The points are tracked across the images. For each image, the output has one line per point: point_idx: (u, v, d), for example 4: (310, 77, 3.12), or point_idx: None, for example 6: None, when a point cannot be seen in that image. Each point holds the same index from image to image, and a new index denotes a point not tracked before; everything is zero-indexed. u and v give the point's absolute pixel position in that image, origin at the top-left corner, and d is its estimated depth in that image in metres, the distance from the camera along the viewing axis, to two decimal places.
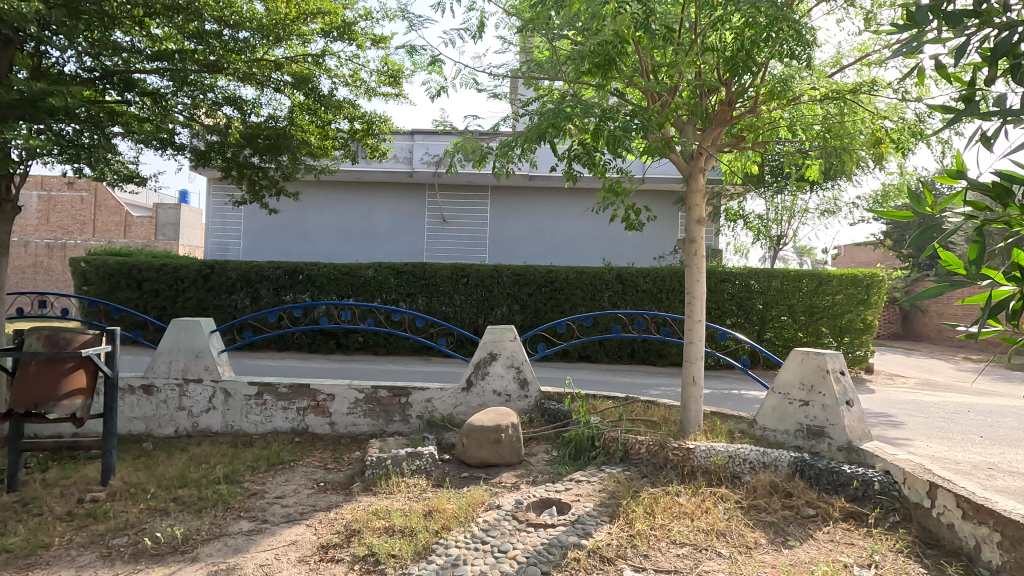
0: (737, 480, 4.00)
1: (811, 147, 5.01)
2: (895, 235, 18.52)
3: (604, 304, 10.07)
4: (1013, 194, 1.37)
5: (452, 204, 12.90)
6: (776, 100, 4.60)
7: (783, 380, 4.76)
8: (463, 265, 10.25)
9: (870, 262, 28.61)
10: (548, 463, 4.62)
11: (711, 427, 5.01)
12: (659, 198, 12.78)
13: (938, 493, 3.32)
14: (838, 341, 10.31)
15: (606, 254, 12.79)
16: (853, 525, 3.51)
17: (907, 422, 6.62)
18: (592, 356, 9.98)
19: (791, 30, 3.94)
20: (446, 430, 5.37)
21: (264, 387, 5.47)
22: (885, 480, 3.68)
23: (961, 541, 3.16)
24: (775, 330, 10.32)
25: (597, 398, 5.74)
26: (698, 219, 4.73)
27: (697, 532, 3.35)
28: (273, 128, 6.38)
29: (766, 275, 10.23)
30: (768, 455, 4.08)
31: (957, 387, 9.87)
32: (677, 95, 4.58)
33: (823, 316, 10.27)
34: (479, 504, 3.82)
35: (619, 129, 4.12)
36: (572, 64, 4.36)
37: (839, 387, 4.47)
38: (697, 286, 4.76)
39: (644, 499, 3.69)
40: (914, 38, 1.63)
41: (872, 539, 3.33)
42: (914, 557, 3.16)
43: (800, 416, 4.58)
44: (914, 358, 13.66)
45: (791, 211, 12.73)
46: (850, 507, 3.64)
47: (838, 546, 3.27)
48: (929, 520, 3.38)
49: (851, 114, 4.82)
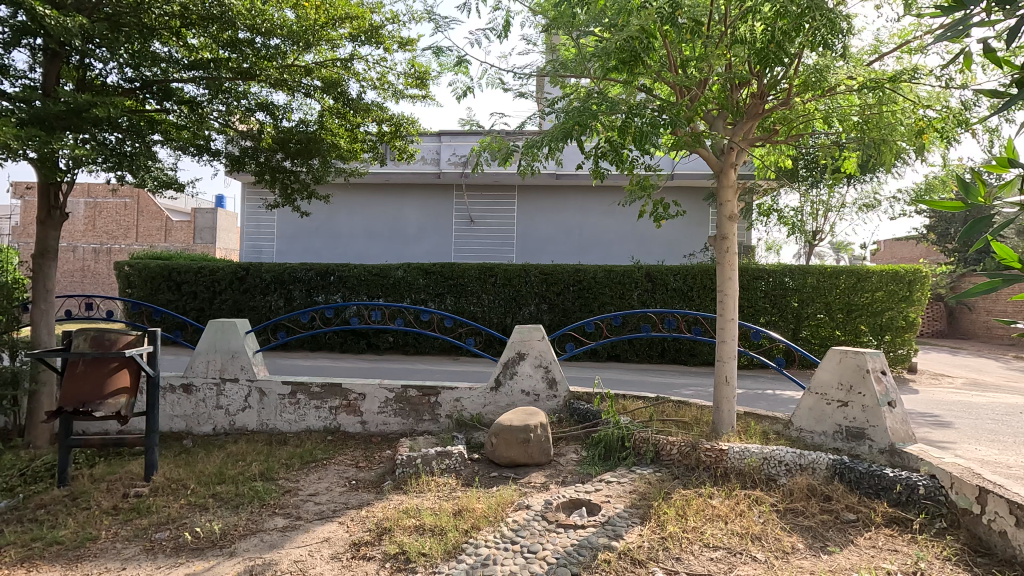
0: (773, 482, 3.90)
1: (848, 139, 4.83)
2: (939, 229, 17.79)
3: (633, 303, 9.95)
4: None
5: (480, 205, 12.95)
6: (811, 92, 4.45)
7: (821, 380, 4.62)
8: (491, 265, 10.28)
9: (912, 257, 27.59)
10: (577, 463, 4.58)
11: (745, 428, 4.89)
12: (689, 195, 12.57)
13: (989, 499, 3.16)
14: (878, 340, 9.95)
15: (635, 253, 12.67)
16: (896, 531, 3.38)
17: (954, 425, 6.33)
18: (621, 356, 9.90)
19: (825, 20, 3.80)
20: (475, 430, 5.39)
21: (297, 386, 5.59)
22: (930, 484, 3.53)
23: (1015, 550, 2.99)
24: (811, 328, 10.04)
25: (627, 399, 5.68)
26: (730, 215, 4.62)
27: (732, 536, 3.28)
28: (304, 133, 6.50)
29: (801, 272, 9.98)
30: (805, 457, 3.97)
31: (1007, 387, 9.44)
32: (707, 88, 4.46)
33: (862, 314, 9.94)
34: (508, 504, 3.83)
35: (647, 125, 4.06)
36: (599, 61, 4.29)
37: (880, 388, 4.31)
38: (729, 283, 4.67)
39: (676, 500, 3.64)
40: (960, 21, 1.55)
41: (917, 546, 3.20)
42: (962, 565, 3.02)
43: (839, 417, 4.44)
44: (960, 357, 13.11)
45: (828, 206, 12.36)
46: (894, 512, 3.50)
47: (881, 552, 3.15)
48: (979, 527, 3.22)
49: (891, 103, 4.62)
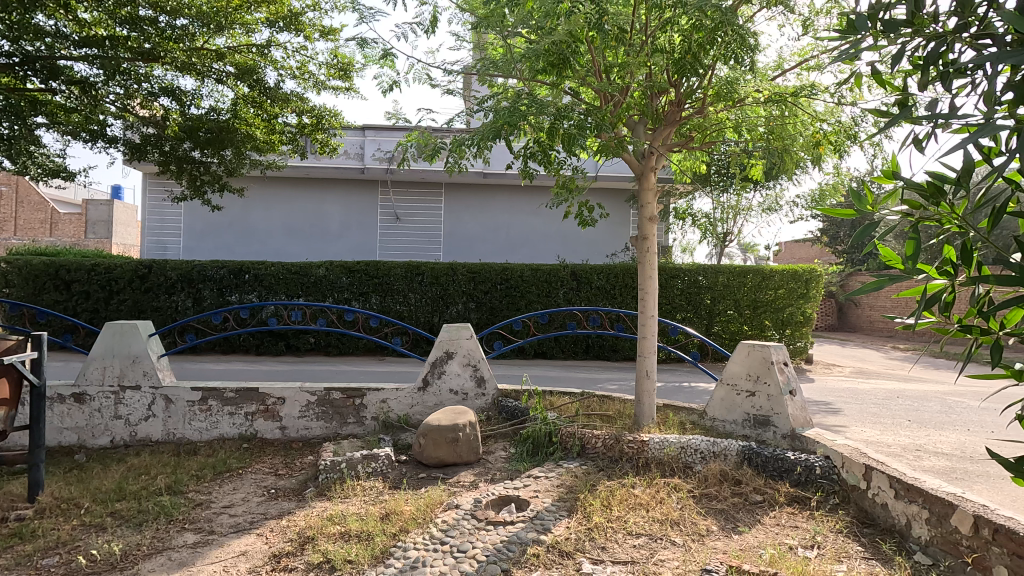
0: (689, 470, 4.12)
1: (754, 148, 5.20)
2: (831, 232, 19.58)
3: (559, 301, 10.16)
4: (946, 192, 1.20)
5: (406, 202, 12.72)
6: (722, 102, 4.73)
7: (731, 372, 4.94)
8: (418, 263, 10.14)
9: (807, 258, 30.19)
10: (506, 460, 4.62)
11: (664, 420, 5.13)
12: (612, 196, 13.02)
13: (873, 475, 3.51)
14: (780, 333, 10.79)
15: (560, 252, 12.96)
16: (797, 508, 3.68)
17: (844, 410, 7.00)
18: (547, 353, 10.09)
19: (735, 35, 4.05)
20: (402, 431, 5.29)
21: (209, 392, 5.23)
22: (825, 465, 3.88)
23: (894, 520, 3.34)
24: (722, 323, 10.71)
25: (554, 395, 5.80)
26: (650, 217, 4.85)
27: (653, 523, 3.44)
28: (216, 121, 6.09)
29: (713, 271, 10.64)
30: (718, 444, 4.23)
31: (887, 374, 10.55)
32: (629, 95, 4.65)
33: (766, 310, 10.74)
34: (437, 505, 3.79)
35: (574, 127, 4.16)
36: (527, 62, 4.33)
37: (783, 378, 4.68)
38: (649, 282, 4.89)
39: (601, 492, 3.76)
40: (852, 44, 1.71)
41: (815, 521, 3.50)
42: (852, 536, 3.33)
43: (747, 406, 4.77)
44: (849, 348, 14.50)
45: (736, 209, 13.26)
46: (795, 491, 3.81)
47: (783, 529, 3.42)
48: (865, 501, 3.58)
49: (792, 116, 5.01)
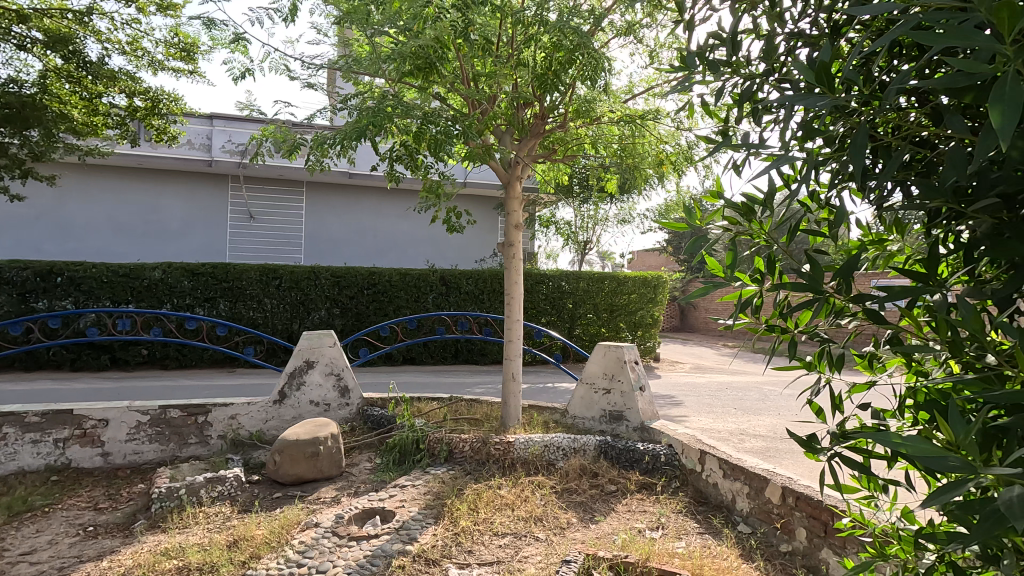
0: (552, 466, 4.31)
1: (609, 163, 5.62)
2: (674, 243, 21.87)
3: (428, 306, 10.08)
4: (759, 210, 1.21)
5: (261, 200, 11.76)
6: (581, 119, 5.05)
7: (589, 371, 5.28)
8: (275, 266, 9.42)
9: (655, 266, 33.38)
10: (371, 471, 4.46)
11: (529, 420, 5.33)
12: (480, 203, 13.24)
13: (706, 458, 3.97)
14: (633, 334, 11.77)
15: (429, 256, 12.87)
16: (645, 494, 4.03)
17: (685, 401, 7.83)
18: (416, 359, 9.94)
19: (591, 58, 4.32)
20: (255, 448, 4.86)
21: (3, 418, 4.36)
22: (668, 452, 4.31)
23: (722, 496, 3.80)
24: (583, 326, 11.41)
25: (422, 401, 5.73)
26: (516, 225, 5.04)
27: (517, 521, 3.54)
28: (16, 96, 5.12)
29: (575, 277, 11.30)
30: (578, 440, 4.48)
31: (719, 368, 12.01)
32: (496, 104, 4.77)
33: (621, 313, 11.65)
34: (294, 525, 3.54)
35: (441, 133, 4.16)
36: (393, 63, 4.24)
37: (633, 375, 5.12)
38: (515, 287, 5.05)
39: (468, 495, 3.78)
40: (685, 78, 1.93)
41: (660, 504, 3.86)
42: (689, 515, 3.72)
43: (603, 403, 5.12)
44: (689, 346, 16.28)
45: (595, 219, 14.25)
46: (643, 479, 4.17)
47: (633, 515, 3.72)
48: (700, 482, 4.03)
49: (641, 137, 5.49)
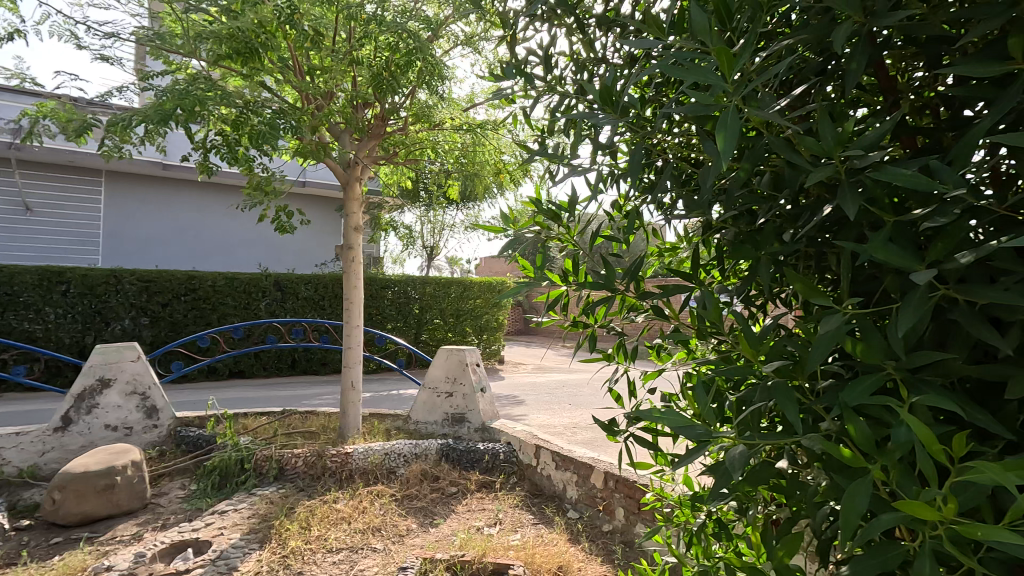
0: (392, 474, 4.22)
1: (451, 169, 5.70)
2: None
3: (260, 313, 9.24)
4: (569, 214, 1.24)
5: (41, 189, 9.83)
6: (422, 124, 5.06)
7: (432, 376, 5.30)
8: (60, 269, 7.93)
9: (501, 272, 34.67)
10: (184, 500, 3.96)
11: (370, 429, 5.18)
12: (320, 204, 12.53)
13: (541, 452, 4.20)
14: (479, 338, 12.11)
15: (261, 259, 11.84)
16: (484, 493, 4.13)
17: (526, 401, 8.23)
18: (246, 372, 9.07)
19: (429, 63, 4.34)
20: (26, 488, 4.03)
21: None
22: (507, 450, 4.49)
23: (555, 487, 4.05)
24: (430, 332, 11.43)
25: (249, 417, 5.25)
26: (355, 227, 5.00)
27: (354, 535, 3.40)
28: None
29: (421, 283, 11.27)
30: (419, 446, 4.46)
31: (557, 368, 12.86)
32: (332, 101, 4.57)
33: (467, 318, 11.87)
34: (78, 572, 2.99)
35: (265, 125, 3.86)
36: (207, 44, 3.83)
37: (475, 377, 5.25)
38: (355, 291, 4.94)
39: (299, 514, 3.54)
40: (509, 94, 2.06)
41: (498, 501, 3.98)
42: (525, 508, 3.90)
43: (446, 406, 5.17)
44: (533, 348, 17.16)
45: (442, 225, 14.37)
46: (483, 478, 4.27)
47: (473, 514, 3.80)
48: (536, 476, 4.25)
49: (482, 145, 5.64)
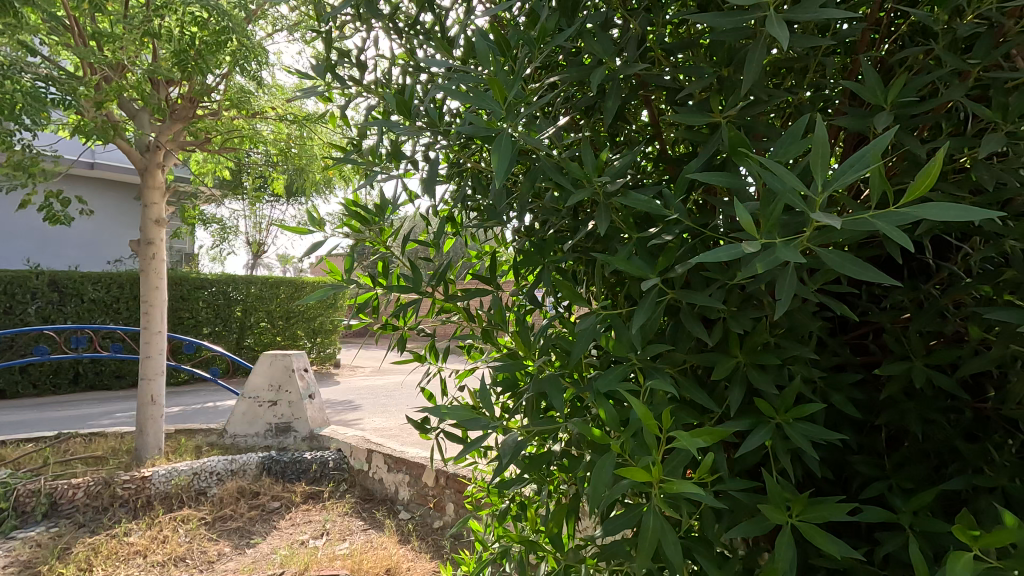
0: (202, 496, 3.81)
1: (274, 161, 5.30)
2: None
3: (29, 319, 7.73)
4: (381, 216, 1.23)
5: None
6: (238, 110, 4.65)
7: (252, 384, 4.91)
8: None
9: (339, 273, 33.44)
10: None
11: (175, 447, 4.67)
12: (115, 191, 10.92)
13: (373, 456, 4.12)
14: (312, 341, 11.69)
15: (33, 255, 10.05)
16: (311, 504, 3.92)
17: (361, 405, 8.10)
18: (9, 392, 7.53)
19: (244, 47, 3.99)
20: None
21: None
22: (337, 457, 4.34)
23: (387, 489, 4.00)
24: (255, 336, 10.81)
25: (10, 446, 4.37)
26: (155, 220, 4.50)
27: (150, 568, 3.01)
28: None
29: (245, 283, 10.66)
30: (236, 462, 4.08)
31: (396, 369, 12.86)
32: (124, 74, 3.97)
33: (298, 320, 11.36)
34: None
35: (26, 95, 3.23)
36: None
37: (302, 383, 4.95)
38: (154, 292, 4.42)
39: (78, 555, 3.04)
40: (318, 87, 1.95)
41: (326, 511, 3.80)
42: (355, 514, 3.79)
43: (269, 416, 4.83)
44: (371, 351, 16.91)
45: None
46: (309, 489, 4.06)
47: (297, 527, 3.59)
48: (367, 480, 4.15)
49: (310, 138, 5.30)
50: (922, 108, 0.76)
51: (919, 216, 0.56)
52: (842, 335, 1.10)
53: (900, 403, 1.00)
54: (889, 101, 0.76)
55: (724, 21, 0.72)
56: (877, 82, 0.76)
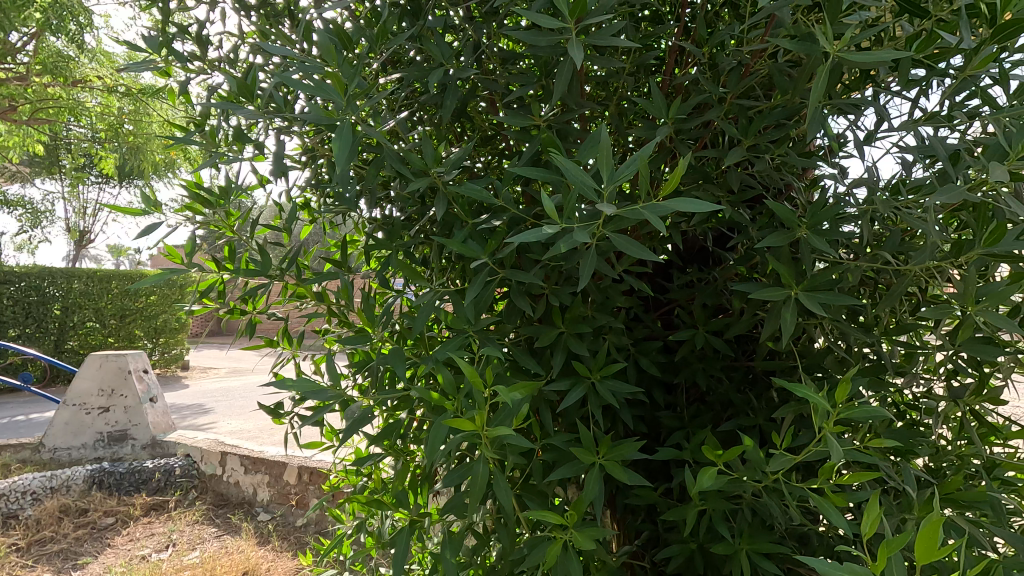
0: (15, 519, 3.45)
1: None
2: None
3: None
4: (230, 201, 1.19)
5: None
6: None
7: (79, 390, 4.68)
8: None
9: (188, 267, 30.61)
10: None
11: None
12: None
13: (228, 459, 3.87)
14: (153, 342, 10.81)
15: None
16: (153, 516, 3.63)
17: (212, 411, 7.72)
18: None
19: None
20: None
21: None
22: (185, 463, 4.04)
23: (244, 493, 3.81)
24: (80, 337, 9.81)
25: None
26: None
27: None
28: None
29: (65, 276, 9.70)
30: (57, 478, 3.73)
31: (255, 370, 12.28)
32: None
33: (135, 318, 10.41)
34: None
35: None
36: None
37: (141, 387, 4.78)
38: None
39: None
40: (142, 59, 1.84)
41: (172, 521, 3.54)
42: (207, 522, 3.56)
43: (101, 425, 4.60)
44: (227, 353, 15.90)
45: None
46: (151, 500, 3.74)
47: (136, 542, 3.31)
48: (221, 485, 3.91)
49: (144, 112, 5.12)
50: (692, 124, 0.95)
51: (671, 208, 0.72)
52: (651, 311, 1.31)
53: (691, 363, 1.22)
54: (668, 116, 0.94)
55: (538, 37, 0.84)
56: (659, 99, 0.93)
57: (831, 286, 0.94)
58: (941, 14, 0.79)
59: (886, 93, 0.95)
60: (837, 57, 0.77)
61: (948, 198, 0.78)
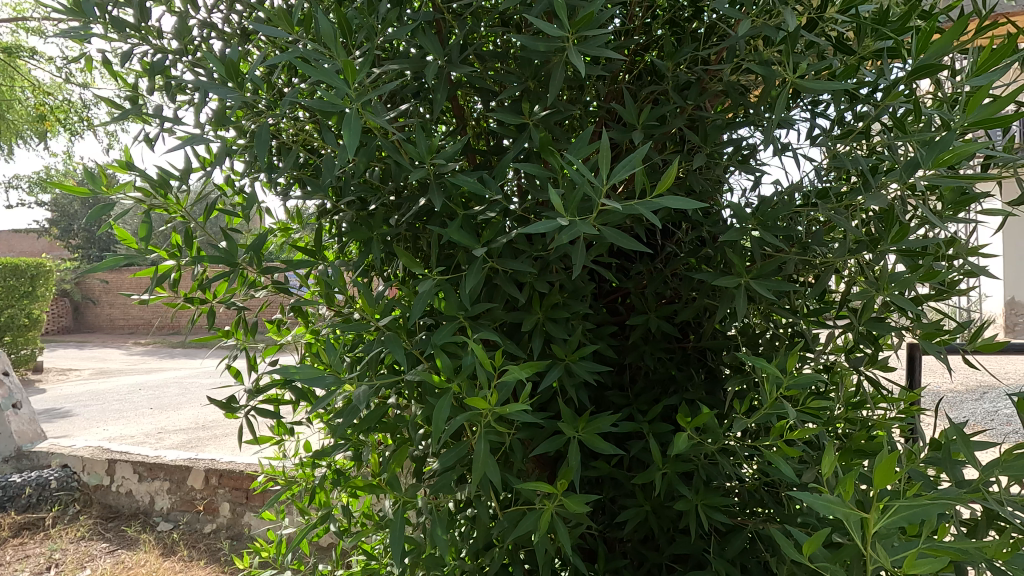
0: None
1: None
2: None
3: None
4: (178, 186, 1.11)
5: None
6: None
7: None
8: None
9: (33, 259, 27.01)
10: None
11: None
12: None
13: (117, 469, 4.00)
14: None
15: None
16: (26, 536, 3.80)
17: (79, 414, 7.18)
18: None
19: None
20: None
21: None
22: (63, 475, 4.15)
23: (137, 502, 3.95)
24: None
25: None
26: None
27: None
28: None
29: None
30: None
31: (124, 371, 11.37)
32: None
33: None
34: None
35: None
36: None
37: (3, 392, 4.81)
38: None
39: None
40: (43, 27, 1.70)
41: (51, 539, 3.69)
42: (94, 537, 3.74)
43: None
44: (87, 353, 14.49)
45: None
46: (23, 519, 3.89)
47: (12, 565, 3.46)
48: (108, 496, 4.06)
49: None
50: (661, 129, 1.07)
51: (664, 204, 0.79)
52: (601, 299, 1.43)
53: (639, 346, 1.35)
54: (640, 122, 1.05)
55: (537, 43, 0.88)
56: (632, 107, 1.04)
57: (772, 275, 1.10)
58: (865, 53, 0.98)
59: (809, 112, 1.12)
60: (792, 81, 0.92)
61: (873, 203, 0.95)
